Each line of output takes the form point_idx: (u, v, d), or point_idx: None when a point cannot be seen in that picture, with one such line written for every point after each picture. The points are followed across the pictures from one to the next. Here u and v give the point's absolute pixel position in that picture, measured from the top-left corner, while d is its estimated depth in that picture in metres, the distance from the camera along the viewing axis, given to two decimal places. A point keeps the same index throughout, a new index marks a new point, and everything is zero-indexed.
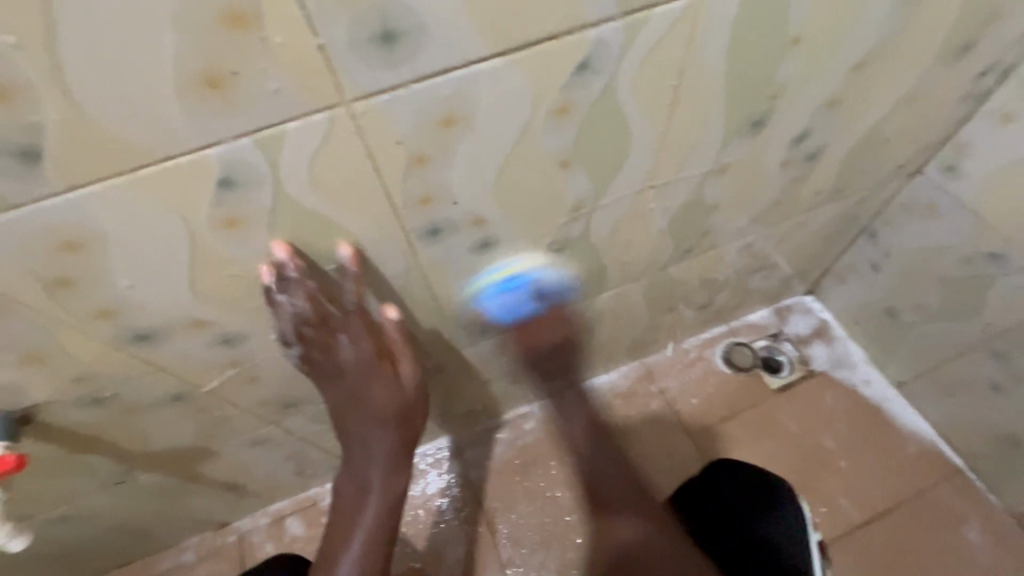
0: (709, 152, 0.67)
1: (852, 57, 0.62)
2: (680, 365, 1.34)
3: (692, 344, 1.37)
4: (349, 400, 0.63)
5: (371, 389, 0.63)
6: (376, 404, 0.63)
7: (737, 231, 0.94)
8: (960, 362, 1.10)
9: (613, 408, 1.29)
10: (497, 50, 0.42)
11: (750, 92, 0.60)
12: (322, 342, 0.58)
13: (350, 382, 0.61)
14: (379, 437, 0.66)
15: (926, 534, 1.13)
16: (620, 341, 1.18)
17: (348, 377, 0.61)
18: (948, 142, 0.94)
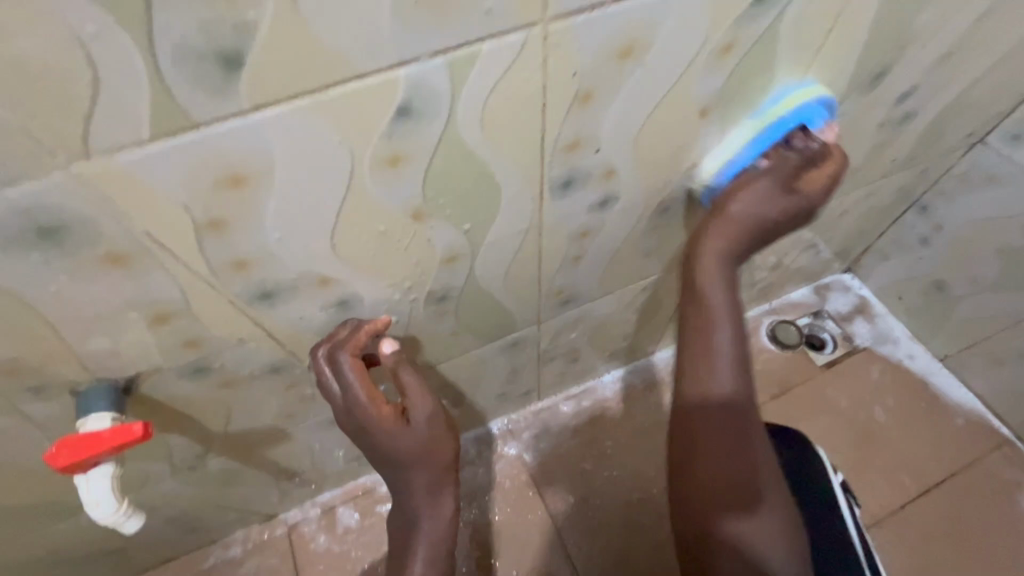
0: (828, 106, 0.65)
1: (979, 7, 0.61)
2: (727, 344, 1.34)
3: (736, 323, 1.36)
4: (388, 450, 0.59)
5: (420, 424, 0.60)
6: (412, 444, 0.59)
7: None
8: (1013, 332, 1.12)
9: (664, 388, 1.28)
10: None
11: (885, 38, 0.58)
12: (375, 415, 0.57)
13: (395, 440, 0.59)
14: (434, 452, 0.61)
15: (981, 502, 1.15)
16: (677, 317, 1.17)
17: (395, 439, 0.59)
18: (1016, 111, 0.94)
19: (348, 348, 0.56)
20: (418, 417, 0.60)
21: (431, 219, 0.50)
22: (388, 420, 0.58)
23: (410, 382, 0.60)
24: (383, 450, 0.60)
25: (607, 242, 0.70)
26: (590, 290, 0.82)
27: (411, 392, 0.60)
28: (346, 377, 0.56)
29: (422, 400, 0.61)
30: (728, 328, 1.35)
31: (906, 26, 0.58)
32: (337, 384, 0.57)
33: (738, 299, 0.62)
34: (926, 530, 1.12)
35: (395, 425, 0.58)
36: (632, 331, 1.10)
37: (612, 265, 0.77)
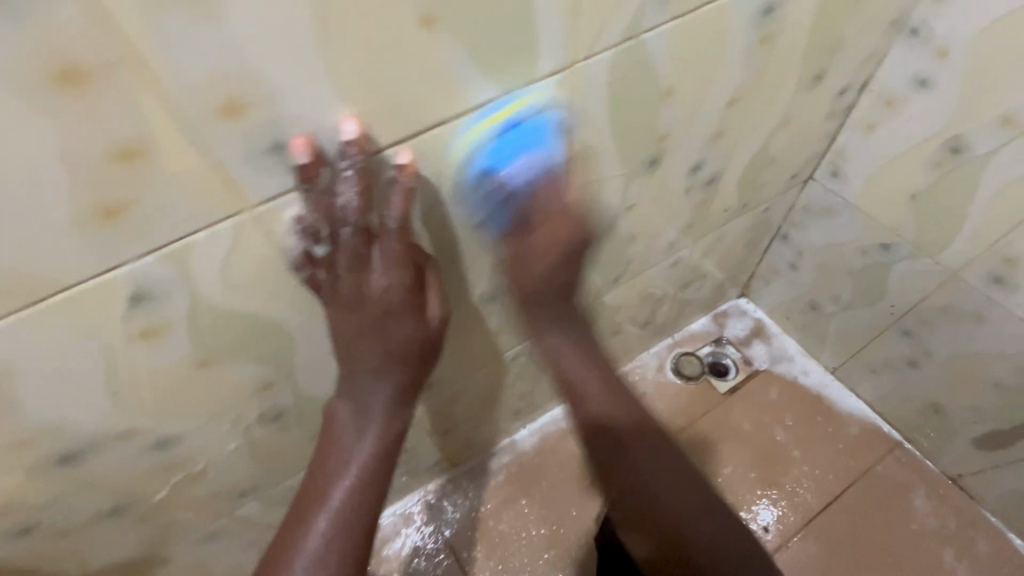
0: (613, 193, 0.71)
1: (722, 95, 0.69)
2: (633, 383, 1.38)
3: (641, 362, 1.41)
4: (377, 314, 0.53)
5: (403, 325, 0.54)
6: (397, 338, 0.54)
7: (659, 254, 0.99)
8: (879, 342, 1.19)
9: (577, 436, 1.32)
10: (388, 141, 0.47)
11: (636, 138, 0.65)
12: (393, 301, 0.52)
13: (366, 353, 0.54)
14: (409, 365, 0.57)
15: (878, 510, 1.20)
16: (571, 369, 1.21)
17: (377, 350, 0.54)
18: (829, 150, 1.03)
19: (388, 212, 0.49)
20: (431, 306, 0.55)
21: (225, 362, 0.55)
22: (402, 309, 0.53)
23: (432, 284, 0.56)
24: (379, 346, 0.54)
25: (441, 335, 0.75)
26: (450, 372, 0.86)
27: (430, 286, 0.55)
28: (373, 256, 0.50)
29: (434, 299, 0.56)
30: (633, 368, 1.40)
31: (652, 125, 0.65)
32: (363, 261, 0.50)
33: (566, 332, 0.58)
34: (829, 546, 1.17)
35: (401, 317, 0.53)
36: (525, 391, 1.14)
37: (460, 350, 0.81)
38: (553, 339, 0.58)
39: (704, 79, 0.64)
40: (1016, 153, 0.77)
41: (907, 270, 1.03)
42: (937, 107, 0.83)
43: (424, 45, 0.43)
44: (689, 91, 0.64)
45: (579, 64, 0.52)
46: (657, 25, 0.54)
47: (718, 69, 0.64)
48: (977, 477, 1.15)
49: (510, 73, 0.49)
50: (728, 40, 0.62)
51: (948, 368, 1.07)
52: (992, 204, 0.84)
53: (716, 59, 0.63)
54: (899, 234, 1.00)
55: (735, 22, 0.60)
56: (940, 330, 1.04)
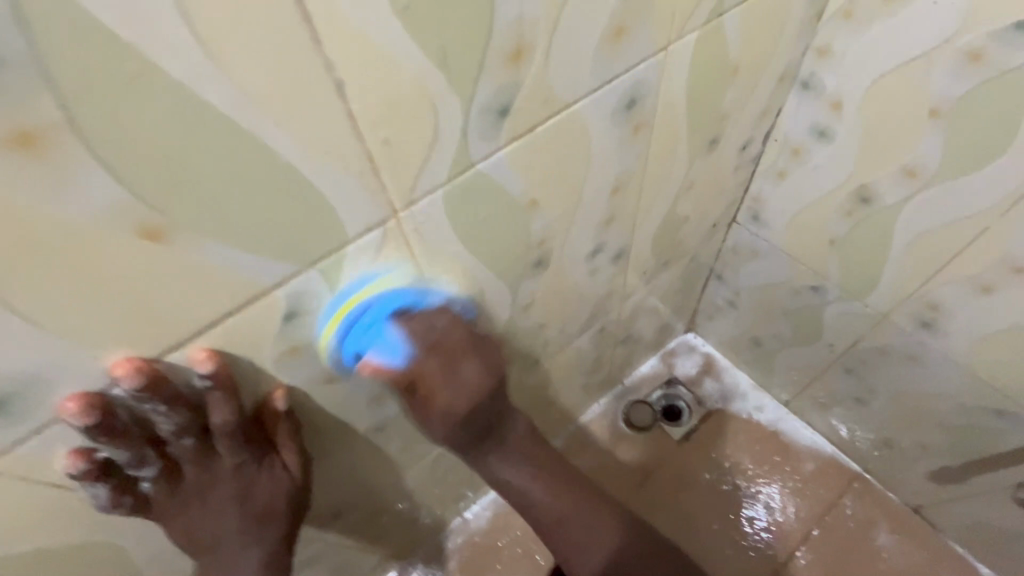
0: (496, 299, 0.64)
1: (602, 185, 0.62)
2: (583, 441, 1.30)
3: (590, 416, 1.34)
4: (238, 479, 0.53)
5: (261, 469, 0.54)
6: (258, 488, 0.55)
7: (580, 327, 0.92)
8: (824, 379, 1.14)
9: None
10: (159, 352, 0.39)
11: (505, 249, 0.57)
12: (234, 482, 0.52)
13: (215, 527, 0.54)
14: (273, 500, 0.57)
15: (844, 553, 1.16)
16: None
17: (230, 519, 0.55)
18: (746, 195, 0.98)
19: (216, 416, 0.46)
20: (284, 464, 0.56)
21: (42, 573, 0.50)
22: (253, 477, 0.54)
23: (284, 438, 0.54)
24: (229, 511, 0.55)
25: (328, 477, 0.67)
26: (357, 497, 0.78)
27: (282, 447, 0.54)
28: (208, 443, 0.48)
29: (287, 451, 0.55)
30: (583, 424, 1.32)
31: (521, 233, 0.57)
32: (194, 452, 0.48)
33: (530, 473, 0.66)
34: None
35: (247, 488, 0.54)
36: (461, 478, 1.06)
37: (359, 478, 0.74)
38: (506, 461, 0.65)
39: (572, 178, 0.57)
40: (923, 205, 0.73)
41: (839, 312, 0.99)
42: (842, 158, 0.78)
43: (155, 259, 0.35)
44: (557, 194, 0.57)
45: (402, 214, 0.44)
46: (494, 151, 0.46)
47: (587, 165, 0.57)
48: (937, 508, 1.11)
49: (306, 246, 0.40)
50: (591, 139, 0.54)
51: (894, 405, 1.02)
52: (909, 252, 0.79)
53: (583, 157, 0.56)
54: (826, 277, 0.95)
55: (593, 121, 0.53)
56: (880, 369, 1.00)
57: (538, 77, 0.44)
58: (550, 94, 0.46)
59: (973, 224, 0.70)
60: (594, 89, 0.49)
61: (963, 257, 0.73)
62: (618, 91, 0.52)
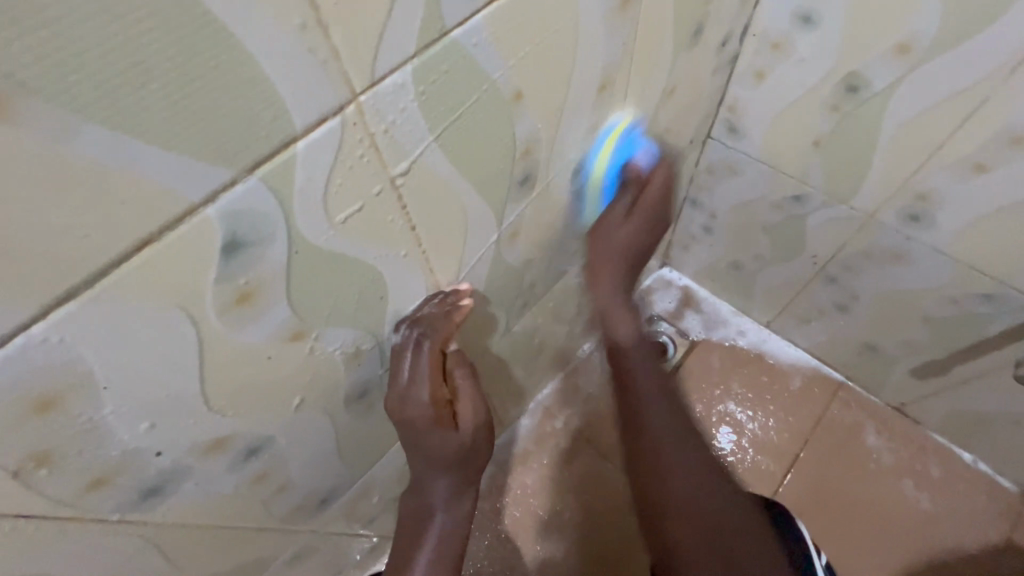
0: (483, 227, 0.55)
1: (589, 80, 0.53)
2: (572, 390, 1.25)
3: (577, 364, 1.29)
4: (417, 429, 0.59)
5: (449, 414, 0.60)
6: (435, 445, 0.61)
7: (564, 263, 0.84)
8: (806, 293, 1.13)
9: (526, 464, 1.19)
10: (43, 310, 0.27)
11: (490, 161, 0.48)
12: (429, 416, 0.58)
13: (439, 438, 0.60)
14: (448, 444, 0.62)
15: (837, 459, 1.18)
16: (500, 401, 1.07)
17: (441, 439, 0.61)
18: (722, 105, 0.92)
19: (438, 339, 0.55)
20: (465, 420, 0.62)
21: None
22: (439, 423, 0.59)
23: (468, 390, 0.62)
24: (419, 445, 0.61)
25: (308, 459, 0.57)
26: (344, 478, 0.69)
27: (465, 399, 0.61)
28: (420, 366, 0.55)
29: (470, 405, 0.62)
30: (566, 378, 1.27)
31: (505, 139, 0.48)
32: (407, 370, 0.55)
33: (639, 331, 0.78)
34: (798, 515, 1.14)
35: (443, 431, 0.60)
36: None
37: (345, 456, 0.64)
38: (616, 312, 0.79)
39: (559, 68, 0.47)
40: (919, 85, 0.69)
41: (823, 219, 0.96)
42: (828, 45, 0.73)
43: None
44: (543, 89, 0.48)
45: (365, 99, 0.33)
46: (472, 12, 0.35)
47: (575, 51, 0.48)
48: (920, 404, 1.13)
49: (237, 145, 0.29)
50: (579, 14, 0.45)
51: (879, 308, 1.02)
52: (899, 141, 0.76)
53: (570, 38, 0.46)
54: (810, 184, 0.92)
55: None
56: (865, 273, 0.98)
57: None
58: None
59: (971, 97, 0.66)
60: None
61: (958, 136, 0.70)
62: None
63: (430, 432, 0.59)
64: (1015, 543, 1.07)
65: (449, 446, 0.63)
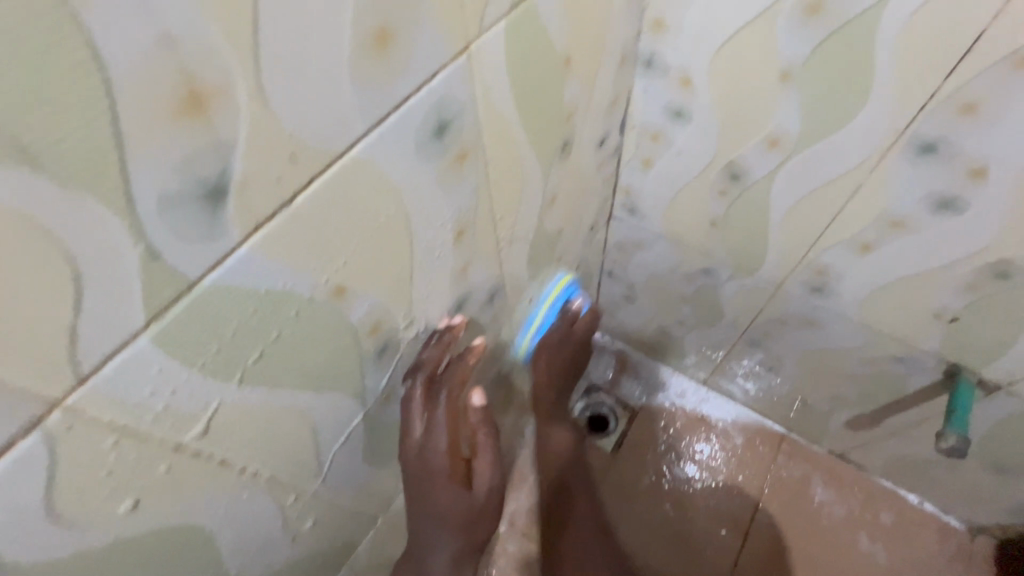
0: (338, 411, 0.48)
1: (438, 236, 0.48)
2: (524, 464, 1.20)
3: None
4: (419, 478, 0.60)
5: (483, 470, 0.62)
6: (438, 500, 0.61)
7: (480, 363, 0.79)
8: (735, 354, 1.10)
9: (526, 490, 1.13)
10: None
11: (322, 360, 0.41)
12: (445, 467, 0.59)
13: (449, 494, 0.61)
14: (458, 494, 0.61)
15: (791, 517, 1.14)
16: None
17: (451, 496, 0.61)
18: (617, 189, 0.89)
19: (452, 386, 0.59)
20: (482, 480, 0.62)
21: None
22: (454, 477, 0.60)
23: (487, 448, 0.63)
24: (426, 502, 0.61)
25: None
26: None
27: (486, 458, 0.62)
28: (434, 416, 0.58)
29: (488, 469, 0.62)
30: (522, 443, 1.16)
31: (335, 333, 0.41)
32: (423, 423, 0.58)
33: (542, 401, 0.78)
34: None
35: (454, 487, 0.60)
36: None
37: None
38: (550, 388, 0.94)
39: (390, 244, 0.41)
40: (795, 174, 0.68)
41: (735, 289, 0.93)
42: (703, 138, 0.71)
43: None
44: (374, 271, 0.41)
45: (79, 401, 0.26)
46: (224, 252, 0.29)
47: (407, 222, 0.42)
48: (861, 452, 1.11)
49: None
50: (396, 192, 0.39)
51: (804, 367, 1.00)
52: (789, 221, 0.74)
53: (397, 215, 0.40)
54: (715, 258, 0.89)
55: (393, 168, 0.37)
56: (784, 337, 0.96)
57: (261, 132, 0.27)
58: (296, 150, 0.29)
59: (845, 185, 0.65)
60: (373, 126, 0.33)
61: (842, 217, 0.69)
62: (420, 118, 0.37)
63: (444, 485, 0.60)
64: None
65: (454, 503, 0.61)
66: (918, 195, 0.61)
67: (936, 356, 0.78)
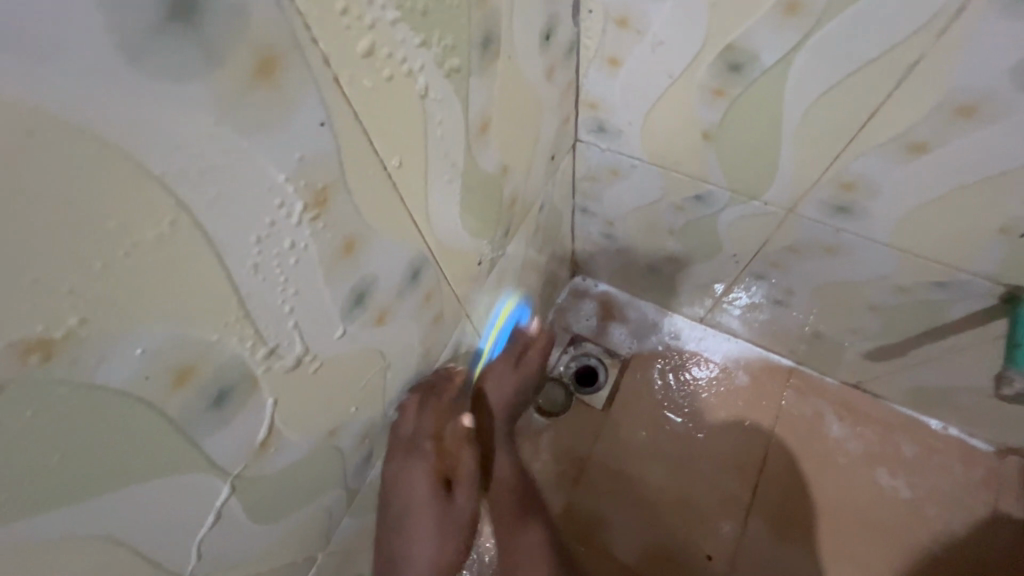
0: (164, 491, 0.32)
1: (271, 211, 0.31)
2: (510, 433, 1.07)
3: None
4: (404, 484, 0.63)
5: (461, 484, 0.69)
6: (421, 504, 0.65)
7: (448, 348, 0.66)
8: (736, 287, 0.94)
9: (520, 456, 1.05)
10: None
11: (62, 445, 0.26)
12: (424, 469, 0.64)
13: (429, 501, 0.66)
14: (435, 503, 0.66)
15: (805, 456, 1.03)
16: None
17: (435, 507, 0.66)
18: (580, 103, 0.68)
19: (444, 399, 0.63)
20: (461, 494, 0.69)
21: None
22: (432, 483, 0.65)
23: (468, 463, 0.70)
24: (405, 513, 0.65)
25: None
26: None
27: (465, 470, 0.69)
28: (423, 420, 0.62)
29: (467, 478, 0.70)
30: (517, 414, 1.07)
31: (74, 404, 0.25)
32: (415, 423, 0.61)
33: None
34: (775, 541, 0.98)
35: (434, 495, 0.65)
36: None
37: None
38: None
39: (140, 239, 0.25)
40: (818, 56, 0.48)
41: (735, 217, 0.75)
42: (686, 19, 0.51)
43: None
44: (119, 288, 0.25)
45: None
46: None
47: (164, 195, 0.25)
48: (879, 382, 0.98)
49: None
50: (98, 148, 0.21)
51: (818, 299, 0.85)
52: (808, 125, 0.55)
53: (127, 189, 0.23)
54: (709, 181, 0.70)
55: (73, 100, 0.20)
56: (796, 267, 0.79)
57: None
58: None
59: (891, 63, 0.46)
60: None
61: (882, 112, 0.50)
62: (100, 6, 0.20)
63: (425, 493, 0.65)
64: (1000, 511, 0.96)
65: (435, 515, 0.66)
66: (1005, 65, 0.43)
67: (991, 279, 0.62)
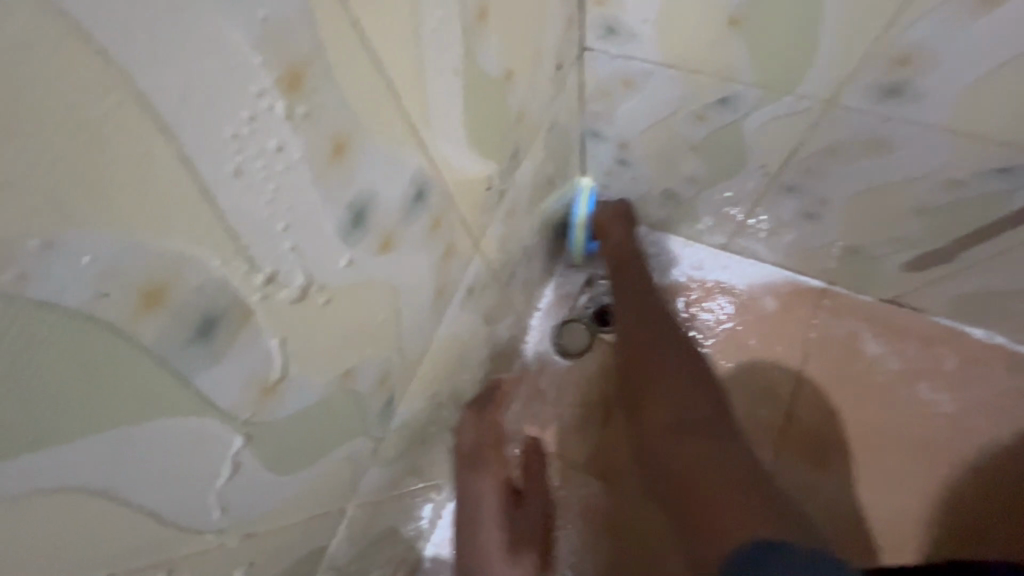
0: (157, 435, 0.28)
1: (251, 101, 0.26)
2: (530, 378, 1.03)
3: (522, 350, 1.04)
4: None
5: None
6: None
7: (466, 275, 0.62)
8: (764, 205, 0.87)
9: (546, 397, 1.02)
10: None
11: (5, 379, 0.21)
12: None
13: None
14: None
15: (841, 379, 0.99)
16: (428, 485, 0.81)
17: None
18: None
19: None
20: None
21: None
22: None
23: None
24: None
25: None
26: None
27: None
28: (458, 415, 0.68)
29: None
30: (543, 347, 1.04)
31: (12, 328, 0.21)
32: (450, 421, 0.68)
33: None
34: (815, 468, 0.95)
35: None
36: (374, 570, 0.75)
37: None
38: None
39: (60, 109, 0.19)
40: None
41: (765, 120, 0.68)
42: None
43: None
44: (43, 172, 0.20)
45: None
46: None
47: (84, 46, 0.19)
48: (918, 295, 0.93)
49: None
50: None
51: (855, 208, 0.78)
52: None
53: (39, 38, 0.18)
54: (734, 79, 0.63)
55: None
56: (831, 172, 0.73)
57: None
58: None
59: None
60: None
61: None
62: None
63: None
64: None
65: None
66: None
67: None
